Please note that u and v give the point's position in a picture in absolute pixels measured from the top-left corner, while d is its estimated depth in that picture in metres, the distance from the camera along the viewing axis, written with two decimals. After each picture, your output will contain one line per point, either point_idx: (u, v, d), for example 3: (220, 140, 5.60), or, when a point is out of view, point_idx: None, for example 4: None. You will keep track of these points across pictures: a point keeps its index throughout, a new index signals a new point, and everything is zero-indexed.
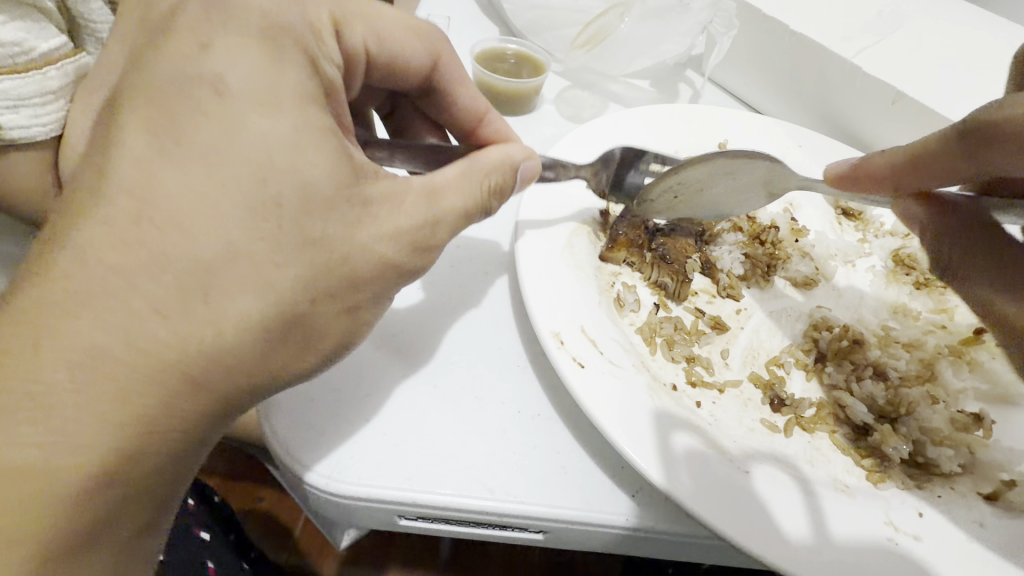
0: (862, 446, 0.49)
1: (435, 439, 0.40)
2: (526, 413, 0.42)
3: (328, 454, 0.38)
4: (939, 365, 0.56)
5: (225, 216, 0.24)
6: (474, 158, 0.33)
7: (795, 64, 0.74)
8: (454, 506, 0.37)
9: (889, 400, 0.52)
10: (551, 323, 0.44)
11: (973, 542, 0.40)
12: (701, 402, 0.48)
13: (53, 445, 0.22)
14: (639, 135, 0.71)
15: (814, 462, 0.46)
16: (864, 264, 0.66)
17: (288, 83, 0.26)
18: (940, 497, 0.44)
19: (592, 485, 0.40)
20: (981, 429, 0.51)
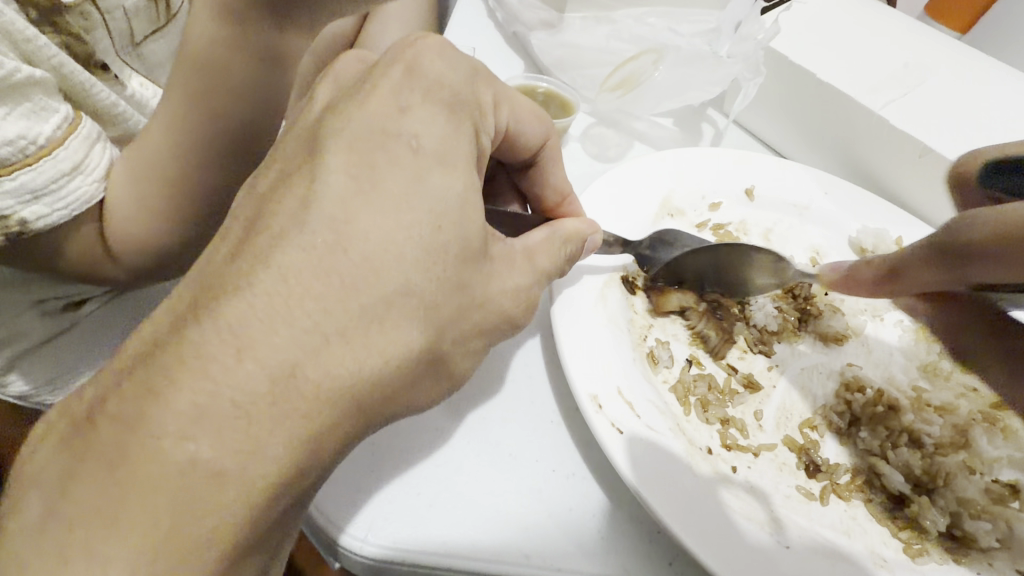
0: (898, 518, 0.48)
1: (473, 497, 0.38)
2: (560, 472, 0.41)
3: (359, 509, 0.37)
4: (973, 433, 0.55)
5: (409, 263, 0.22)
6: (555, 224, 0.33)
7: (821, 113, 0.75)
8: (490, 572, 0.35)
9: (925, 468, 0.51)
10: (588, 383, 0.42)
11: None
12: (737, 467, 0.47)
13: (212, 501, 0.19)
14: (665, 180, 0.70)
15: (850, 535, 0.45)
16: (893, 318, 0.65)
17: (464, 150, 0.25)
18: (979, 575, 0.44)
19: (630, 552, 0.38)
20: (1017, 501, 0.50)
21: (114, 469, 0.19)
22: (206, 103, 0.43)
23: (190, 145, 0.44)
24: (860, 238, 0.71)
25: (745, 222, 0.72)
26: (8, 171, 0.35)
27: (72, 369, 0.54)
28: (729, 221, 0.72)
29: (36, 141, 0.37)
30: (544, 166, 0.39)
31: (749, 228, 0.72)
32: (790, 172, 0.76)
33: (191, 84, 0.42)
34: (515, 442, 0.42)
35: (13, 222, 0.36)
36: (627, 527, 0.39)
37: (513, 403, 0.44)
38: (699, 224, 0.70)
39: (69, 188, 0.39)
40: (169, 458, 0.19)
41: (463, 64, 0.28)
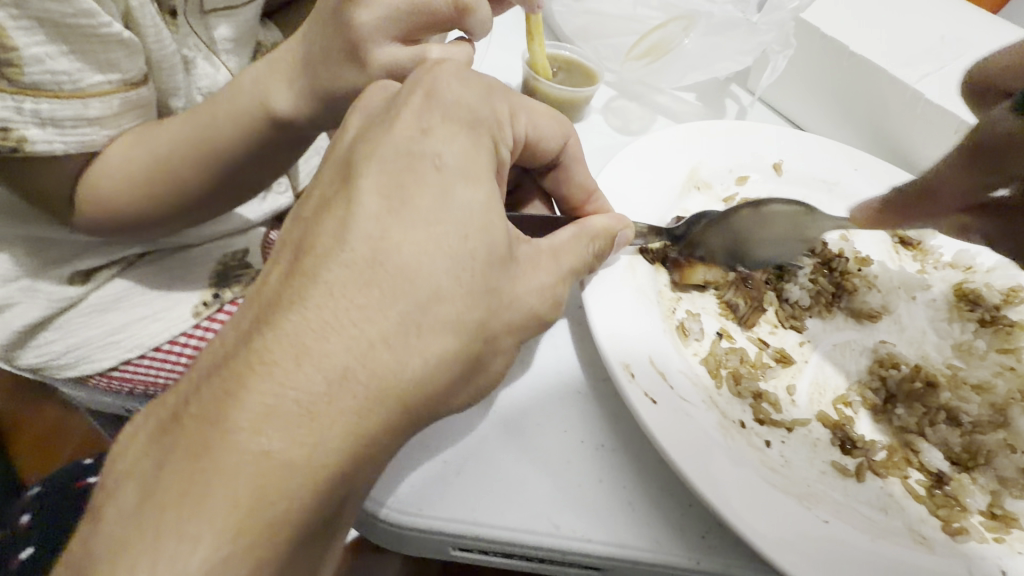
0: (937, 495, 0.47)
1: (503, 469, 0.39)
2: (588, 443, 0.42)
3: (391, 478, 0.38)
4: (1013, 412, 0.54)
5: (438, 269, 0.24)
6: (585, 221, 0.35)
7: (854, 90, 0.73)
8: (519, 540, 0.37)
9: (965, 447, 0.51)
10: (619, 353, 0.43)
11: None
12: (771, 442, 0.48)
13: (269, 499, 0.21)
14: (694, 152, 0.71)
15: (888, 511, 0.45)
16: (924, 298, 0.63)
17: (484, 160, 0.27)
18: (1022, 553, 0.42)
19: (658, 522, 0.39)
20: None
21: (188, 470, 0.21)
22: (212, 125, 0.50)
23: (172, 155, 0.50)
24: None
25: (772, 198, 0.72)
26: (45, 96, 0.41)
27: (90, 338, 0.54)
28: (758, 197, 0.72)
29: (77, 83, 0.43)
30: (567, 168, 0.40)
31: None
32: (818, 148, 0.75)
33: (204, 113, 0.50)
34: (543, 415, 0.43)
35: (13, 137, 0.41)
36: (655, 500, 0.39)
37: (540, 384, 0.45)
38: (727, 199, 0.71)
39: (78, 129, 0.45)
40: (233, 456, 0.21)
41: (479, 83, 0.30)
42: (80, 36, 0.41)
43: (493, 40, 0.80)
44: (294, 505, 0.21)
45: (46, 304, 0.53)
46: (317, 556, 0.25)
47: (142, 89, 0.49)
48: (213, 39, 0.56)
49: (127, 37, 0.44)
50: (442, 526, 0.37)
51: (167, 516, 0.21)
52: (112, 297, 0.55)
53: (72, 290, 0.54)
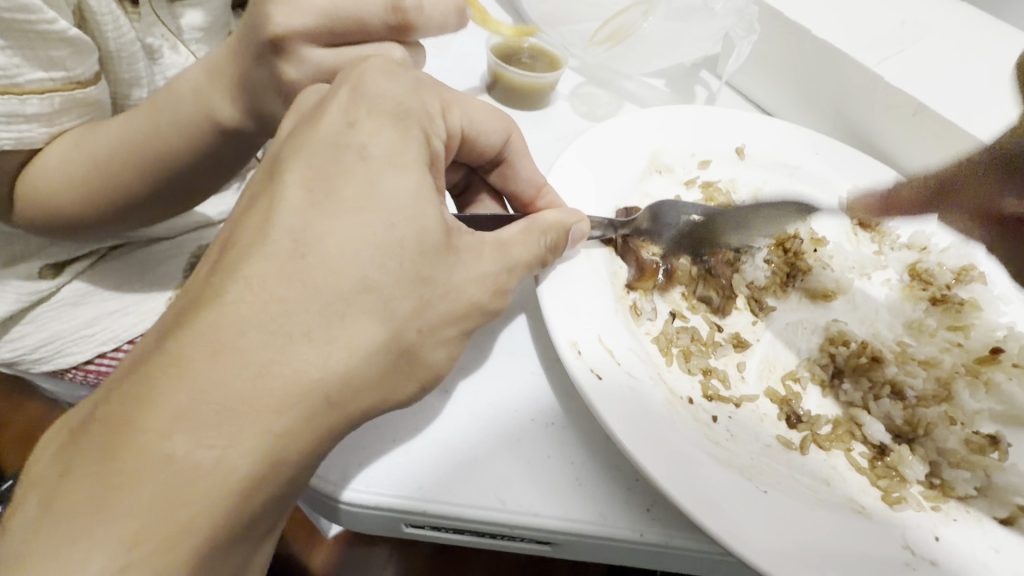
0: (878, 467, 0.49)
1: (453, 447, 0.40)
2: (539, 421, 0.42)
3: (341, 458, 0.38)
4: (956, 386, 0.56)
5: (362, 256, 0.25)
6: (533, 217, 0.35)
7: (815, 75, 0.75)
8: (465, 516, 0.38)
9: (906, 419, 0.53)
10: (568, 331, 0.43)
11: (987, 568, 0.41)
12: (718, 417, 0.49)
13: (191, 483, 0.21)
14: (657, 137, 0.71)
15: (830, 481, 0.47)
16: (880, 278, 0.67)
17: (412, 151, 0.28)
18: (955, 520, 0.44)
19: (603, 496, 0.40)
20: (997, 452, 0.51)
21: (111, 449, 0.21)
22: (156, 127, 0.48)
23: (114, 157, 0.48)
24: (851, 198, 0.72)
25: (735, 181, 0.73)
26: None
27: (62, 330, 0.51)
28: (720, 180, 0.73)
29: (14, 80, 0.41)
30: (512, 163, 0.42)
31: (738, 187, 0.73)
32: (779, 132, 0.76)
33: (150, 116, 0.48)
34: (499, 392, 0.44)
35: None
36: (603, 476, 0.40)
37: (495, 373, 0.45)
38: (689, 182, 0.72)
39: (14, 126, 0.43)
40: (150, 430, 0.21)
41: (408, 80, 0.30)
42: (19, 34, 0.40)
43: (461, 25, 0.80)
44: (222, 485, 0.22)
45: (15, 298, 0.50)
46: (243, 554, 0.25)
47: (91, 88, 0.47)
48: (179, 27, 0.54)
49: (74, 35, 0.42)
50: (389, 506, 0.37)
51: (84, 495, 0.21)
52: (81, 291, 0.53)
53: (43, 284, 0.52)
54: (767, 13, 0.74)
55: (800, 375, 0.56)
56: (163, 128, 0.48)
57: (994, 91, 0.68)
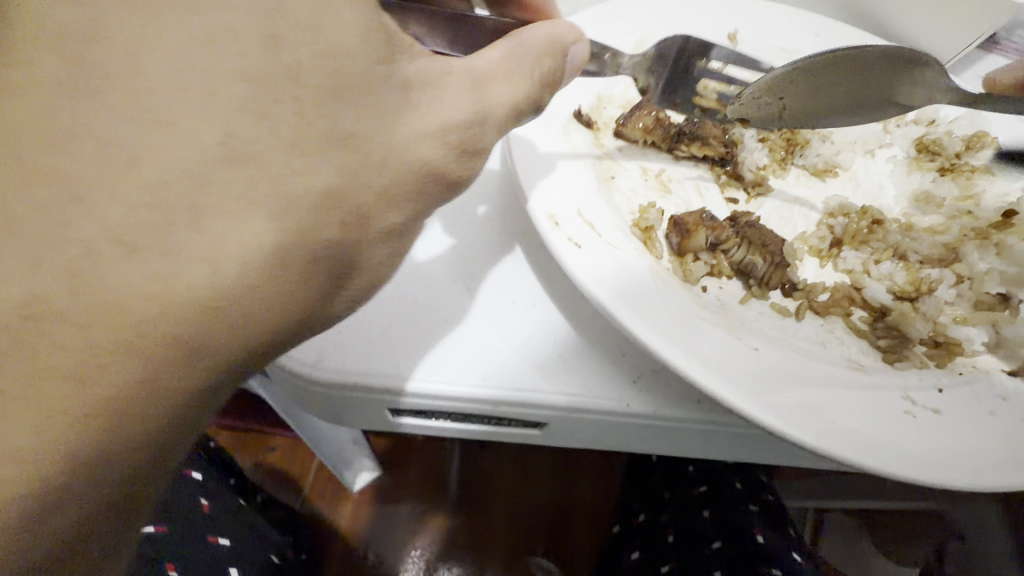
0: (879, 328, 0.52)
1: (454, 335, 0.48)
2: (522, 303, 0.50)
3: (351, 353, 0.46)
4: (963, 249, 0.58)
5: (249, 145, 0.30)
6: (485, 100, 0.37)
7: None
8: (475, 396, 0.46)
9: (910, 280, 0.57)
10: (543, 205, 0.48)
11: (994, 415, 0.43)
12: (708, 288, 0.52)
13: (102, 333, 0.26)
14: (644, 27, 0.72)
15: (826, 344, 0.49)
16: (884, 155, 0.68)
17: (318, 45, 0.32)
18: (960, 374, 0.47)
19: (594, 373, 0.48)
20: (1009, 310, 0.53)
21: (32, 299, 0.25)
22: None
23: None
24: None
25: None
26: None
27: None
28: None
29: None
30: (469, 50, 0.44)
31: None
32: (773, 19, 0.79)
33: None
34: (488, 283, 0.51)
35: None
36: (590, 355, 0.49)
37: (468, 267, 0.52)
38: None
39: None
40: (59, 285, 0.25)
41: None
42: None
43: None
44: (128, 342, 0.26)
45: None
46: (182, 432, 0.30)
47: None
48: None
49: None
50: (405, 395, 0.46)
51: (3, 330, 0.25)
52: None
53: None
54: None
55: (798, 249, 0.57)
56: None
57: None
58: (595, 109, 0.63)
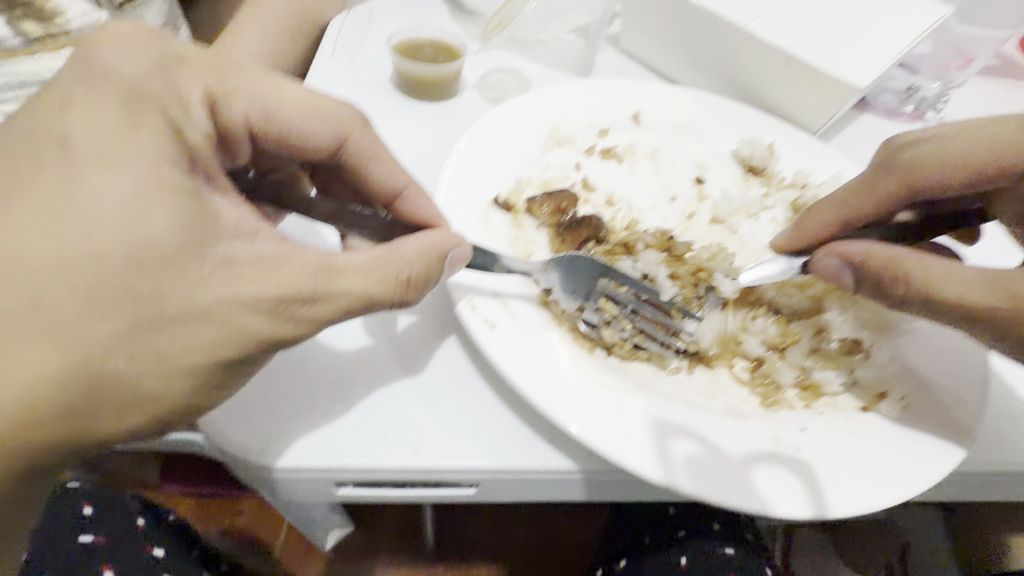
0: (757, 377, 0.60)
1: (391, 412, 0.56)
2: (451, 377, 0.59)
3: (301, 439, 0.54)
4: (827, 301, 0.68)
5: (65, 276, 0.34)
6: (399, 248, 0.45)
7: (708, 39, 0.95)
8: (410, 467, 0.54)
9: (779, 333, 0.66)
10: (462, 292, 0.57)
11: (848, 448, 0.53)
12: (611, 351, 0.60)
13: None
14: (554, 114, 0.86)
15: (713, 396, 0.58)
16: (766, 217, 0.81)
17: (134, 184, 0.36)
18: (822, 414, 0.57)
19: (513, 438, 0.56)
20: (863, 352, 0.63)
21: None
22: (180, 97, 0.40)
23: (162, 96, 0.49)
24: (739, 149, 0.87)
25: (633, 143, 0.88)
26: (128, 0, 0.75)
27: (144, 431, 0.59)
28: (618, 144, 0.87)
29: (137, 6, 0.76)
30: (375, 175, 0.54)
31: (636, 147, 0.87)
32: (673, 96, 0.92)
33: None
34: (422, 362, 0.60)
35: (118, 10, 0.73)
36: (512, 423, 0.57)
37: (402, 346, 0.60)
38: (587, 150, 0.85)
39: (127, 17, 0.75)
40: None
41: (289, 108, 0.47)
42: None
43: (369, 54, 0.98)
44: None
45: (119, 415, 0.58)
46: None
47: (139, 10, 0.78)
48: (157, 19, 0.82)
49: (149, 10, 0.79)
50: (351, 469, 0.53)
51: None
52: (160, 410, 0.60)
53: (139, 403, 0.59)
54: None
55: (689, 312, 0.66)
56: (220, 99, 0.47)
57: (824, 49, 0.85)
58: (512, 193, 0.75)
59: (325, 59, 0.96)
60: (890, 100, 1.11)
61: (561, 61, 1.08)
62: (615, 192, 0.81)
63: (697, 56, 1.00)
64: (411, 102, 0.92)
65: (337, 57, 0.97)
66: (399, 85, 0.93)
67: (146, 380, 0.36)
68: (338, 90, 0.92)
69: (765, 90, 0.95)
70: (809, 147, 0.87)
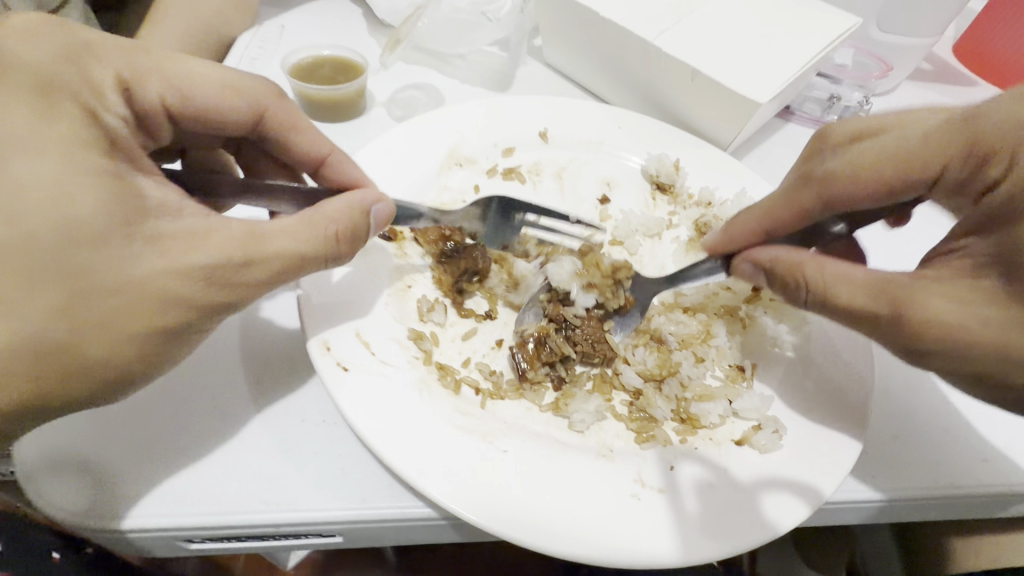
0: (633, 412, 0.59)
1: (239, 462, 0.53)
2: (311, 421, 0.56)
3: (134, 495, 0.50)
4: (715, 327, 0.67)
5: None
6: (318, 212, 0.51)
7: (619, 54, 0.93)
8: (254, 522, 0.50)
9: (660, 363, 0.64)
10: (316, 332, 0.55)
11: (714, 486, 0.52)
12: (481, 390, 0.58)
13: None
14: (455, 134, 0.84)
15: (584, 433, 0.56)
16: (669, 237, 0.80)
17: None
18: (694, 449, 0.55)
19: (370, 485, 0.53)
20: (746, 380, 0.62)
21: None
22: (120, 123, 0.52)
23: None
24: (647, 166, 0.85)
25: (539, 161, 0.86)
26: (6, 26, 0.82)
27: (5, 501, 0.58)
28: (522, 164, 0.85)
29: None
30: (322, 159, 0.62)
31: (543, 166, 0.86)
32: (582, 111, 0.90)
33: (47, 47, 0.44)
34: (281, 406, 0.57)
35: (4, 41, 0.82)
36: (371, 469, 0.54)
37: (265, 390, 0.58)
38: (489, 170, 0.83)
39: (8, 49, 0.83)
40: None
41: (207, 86, 0.53)
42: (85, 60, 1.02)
43: (273, 73, 0.95)
44: None
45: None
46: None
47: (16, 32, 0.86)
48: None
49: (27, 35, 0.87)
50: (185, 527, 0.49)
51: None
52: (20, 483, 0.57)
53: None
54: (571, 6, 0.93)
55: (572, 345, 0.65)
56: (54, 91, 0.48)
57: (726, 63, 0.84)
58: (400, 221, 0.73)
59: None
60: (814, 109, 1.10)
61: (479, 75, 1.06)
62: None
63: (611, 69, 0.98)
64: (312, 123, 0.89)
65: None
66: (300, 105, 0.90)
67: (94, 348, 0.42)
68: None
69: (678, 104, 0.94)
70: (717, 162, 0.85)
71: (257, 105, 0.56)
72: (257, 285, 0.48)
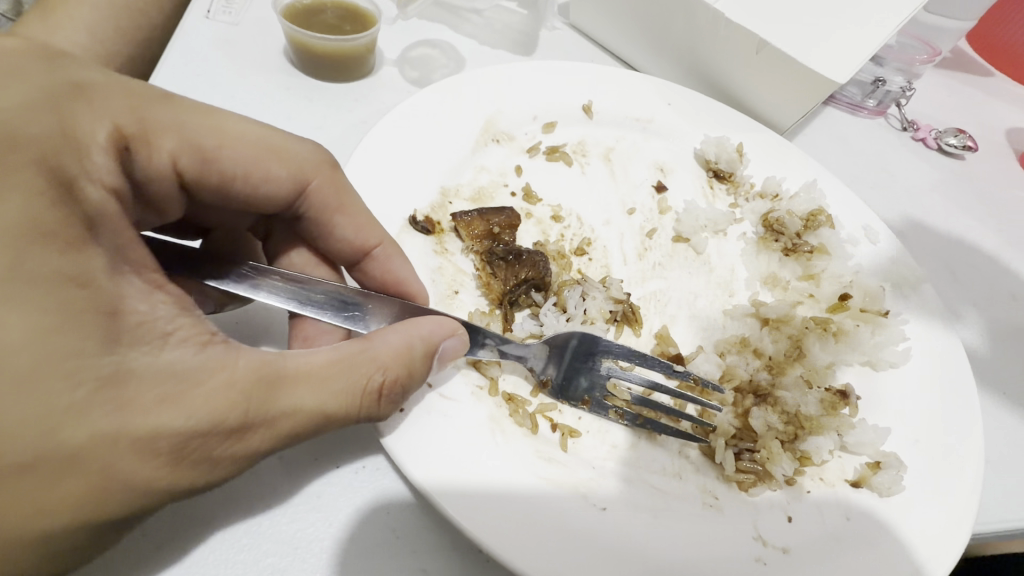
0: (744, 462, 0.49)
1: (257, 530, 0.41)
2: (349, 469, 0.45)
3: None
4: (807, 342, 0.59)
5: None
6: (376, 345, 0.39)
7: (668, 16, 0.81)
8: None
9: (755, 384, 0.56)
10: None
11: (842, 544, 0.45)
12: (559, 423, 0.48)
13: None
14: (488, 103, 0.70)
15: (682, 477, 0.47)
16: (735, 234, 0.70)
17: None
18: (808, 493, 0.48)
19: (431, 554, 0.42)
20: (848, 407, 0.54)
21: None
22: (207, 130, 0.41)
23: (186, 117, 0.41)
24: (704, 149, 0.74)
25: (584, 140, 0.74)
26: None
27: None
28: (566, 142, 0.73)
29: None
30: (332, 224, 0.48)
31: (589, 145, 0.74)
32: (631, 83, 0.77)
33: (128, 101, 0.37)
34: (310, 451, 0.45)
35: None
36: (430, 530, 0.43)
37: None
38: (530, 148, 0.70)
39: None
40: None
41: (261, 132, 0.44)
42: None
43: (254, 18, 0.78)
44: None
45: None
46: None
47: None
48: None
49: None
50: None
51: None
52: None
53: None
54: None
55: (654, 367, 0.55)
56: (195, 115, 0.41)
57: (799, 35, 0.73)
58: (435, 210, 0.60)
59: (198, 21, 0.76)
60: (855, 93, 1.01)
61: (500, 33, 0.91)
62: (562, 203, 0.67)
63: (656, 36, 0.86)
64: (311, 83, 0.74)
65: (212, 20, 0.76)
66: (295, 60, 0.74)
67: (27, 519, 0.28)
68: (214, 62, 0.72)
69: (730, 80, 0.83)
70: (783, 149, 0.74)
71: (301, 174, 0.45)
72: (231, 461, 0.34)
